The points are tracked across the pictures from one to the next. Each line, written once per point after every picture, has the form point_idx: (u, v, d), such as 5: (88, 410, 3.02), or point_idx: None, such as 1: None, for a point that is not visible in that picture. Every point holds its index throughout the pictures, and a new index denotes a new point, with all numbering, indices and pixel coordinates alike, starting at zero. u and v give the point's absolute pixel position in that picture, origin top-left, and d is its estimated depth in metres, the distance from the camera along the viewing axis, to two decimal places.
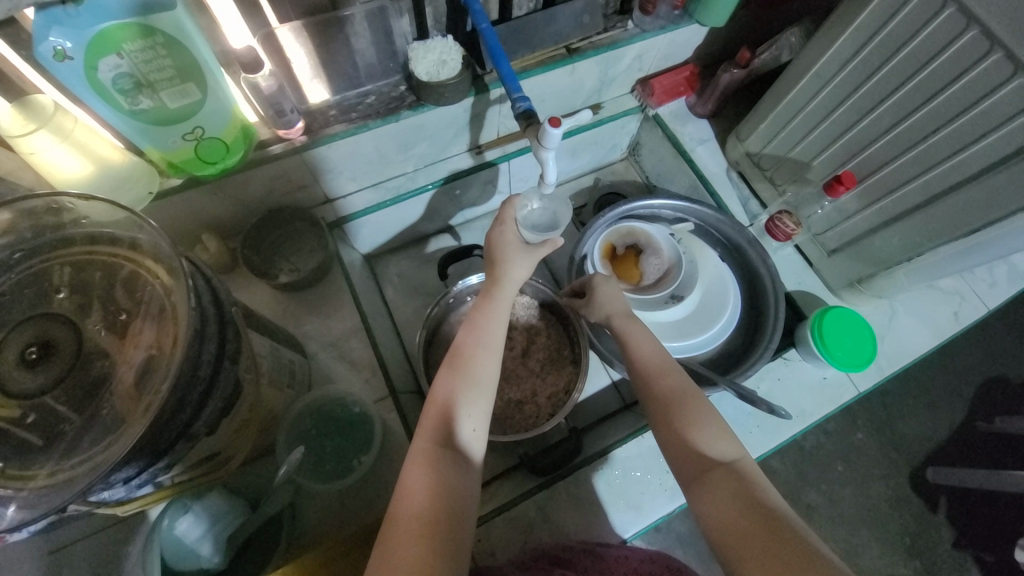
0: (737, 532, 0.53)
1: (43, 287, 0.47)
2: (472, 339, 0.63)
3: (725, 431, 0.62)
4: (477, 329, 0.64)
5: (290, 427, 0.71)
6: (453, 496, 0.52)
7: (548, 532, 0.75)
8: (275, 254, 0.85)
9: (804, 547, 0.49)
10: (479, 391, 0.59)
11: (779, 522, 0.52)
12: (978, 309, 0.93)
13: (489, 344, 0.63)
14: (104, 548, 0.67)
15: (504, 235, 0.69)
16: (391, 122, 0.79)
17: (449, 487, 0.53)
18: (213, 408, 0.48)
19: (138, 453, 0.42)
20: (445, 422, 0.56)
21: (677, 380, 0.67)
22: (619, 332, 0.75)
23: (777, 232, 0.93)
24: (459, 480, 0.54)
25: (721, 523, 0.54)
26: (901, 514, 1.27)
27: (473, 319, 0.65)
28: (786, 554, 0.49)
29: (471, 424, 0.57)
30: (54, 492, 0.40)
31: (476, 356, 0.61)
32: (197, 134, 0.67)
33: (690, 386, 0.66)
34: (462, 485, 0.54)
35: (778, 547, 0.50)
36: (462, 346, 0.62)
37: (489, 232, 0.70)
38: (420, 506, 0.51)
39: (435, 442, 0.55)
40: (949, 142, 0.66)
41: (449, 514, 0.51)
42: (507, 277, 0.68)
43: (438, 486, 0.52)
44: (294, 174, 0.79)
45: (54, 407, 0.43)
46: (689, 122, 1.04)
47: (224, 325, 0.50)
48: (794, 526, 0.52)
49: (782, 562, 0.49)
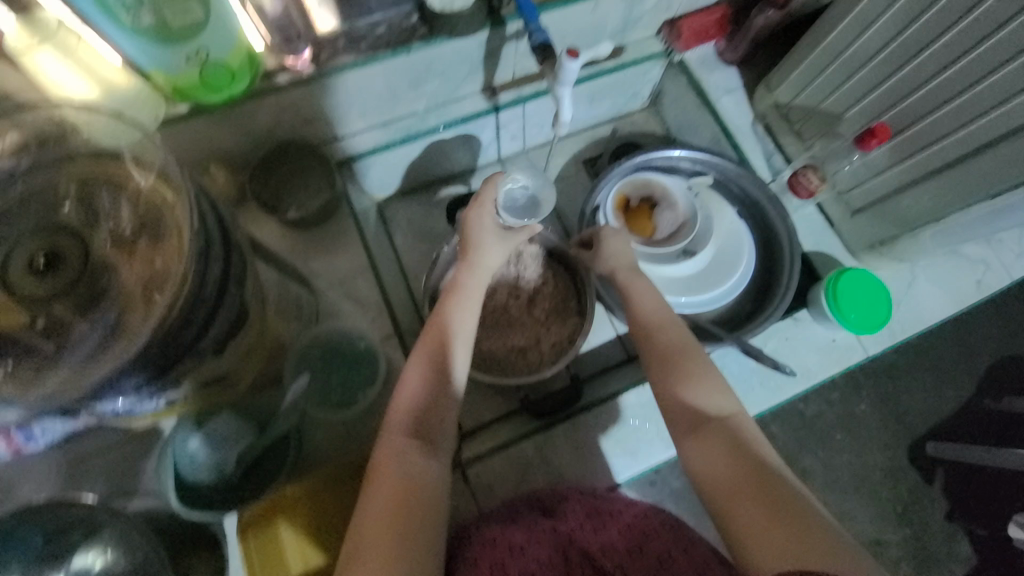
0: (727, 482, 0.56)
1: (49, 199, 0.47)
2: (444, 330, 0.68)
3: (721, 386, 0.63)
4: (447, 321, 0.69)
5: (297, 358, 0.73)
6: (421, 472, 0.59)
7: (545, 471, 0.77)
8: (284, 191, 0.83)
9: (791, 498, 0.53)
10: (449, 383, 0.65)
11: (769, 475, 0.55)
12: (1003, 279, 0.89)
13: (461, 332, 0.68)
14: (123, 462, 0.71)
15: (482, 219, 0.74)
16: (401, 55, 0.76)
17: (420, 472, 0.59)
18: (220, 327, 0.49)
19: (147, 359, 0.44)
20: (416, 409, 0.63)
21: (678, 337, 0.68)
22: (624, 285, 0.77)
23: (800, 189, 0.87)
24: (428, 465, 0.60)
25: (712, 472, 0.57)
26: (896, 484, 1.29)
27: (443, 309, 0.70)
28: (774, 505, 0.52)
29: (440, 417, 0.64)
30: (68, 387, 0.43)
31: (447, 350, 0.66)
32: (201, 57, 0.65)
33: (689, 343, 0.67)
34: (433, 468, 0.61)
35: (763, 496, 0.53)
36: (436, 334, 0.67)
37: (467, 213, 0.76)
38: (395, 490, 0.57)
39: (407, 426, 0.62)
40: (994, 92, 0.61)
41: (426, 495, 0.58)
42: (481, 264, 0.74)
43: (407, 464, 0.59)
44: (302, 107, 0.77)
45: (62, 315, 0.44)
46: (716, 71, 0.98)
47: (229, 247, 0.50)
48: (784, 479, 0.55)
49: (771, 511, 0.52)
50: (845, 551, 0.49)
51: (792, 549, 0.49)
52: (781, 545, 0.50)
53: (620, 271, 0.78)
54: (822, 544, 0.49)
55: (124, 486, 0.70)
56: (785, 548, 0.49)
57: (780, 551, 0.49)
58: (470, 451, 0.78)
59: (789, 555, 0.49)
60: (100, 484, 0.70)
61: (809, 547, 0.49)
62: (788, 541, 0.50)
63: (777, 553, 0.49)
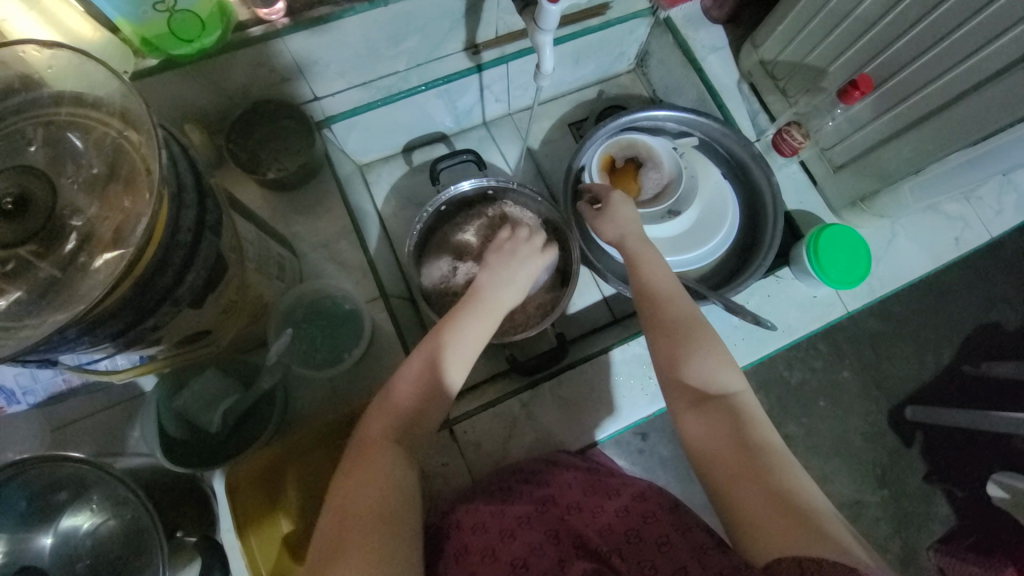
0: (725, 457, 0.57)
1: (16, 141, 0.46)
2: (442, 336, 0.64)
3: (724, 362, 0.64)
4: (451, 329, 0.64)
5: (280, 319, 0.73)
6: (400, 492, 0.54)
7: (531, 427, 0.78)
8: (263, 150, 0.82)
9: (788, 479, 0.54)
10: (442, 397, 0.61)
11: (765, 453, 0.56)
12: (981, 236, 0.91)
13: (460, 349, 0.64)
14: (106, 426, 0.70)
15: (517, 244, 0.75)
16: (379, 6, 0.73)
17: (397, 482, 0.54)
18: (196, 275, 0.49)
19: (122, 304, 0.44)
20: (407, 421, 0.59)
21: (686, 308, 0.68)
22: (634, 254, 0.73)
23: (784, 147, 0.88)
24: (406, 476, 0.56)
25: (710, 448, 0.58)
26: (876, 446, 1.32)
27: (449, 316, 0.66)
28: (768, 485, 0.53)
29: (424, 425, 0.60)
30: (38, 331, 0.41)
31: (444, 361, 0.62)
32: (168, 5, 0.63)
33: (696, 316, 0.67)
34: (410, 483, 0.56)
35: (760, 472, 0.54)
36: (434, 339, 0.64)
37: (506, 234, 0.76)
38: (369, 499, 0.52)
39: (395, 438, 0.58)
40: (973, 37, 0.61)
41: (397, 505, 0.53)
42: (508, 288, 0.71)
43: (388, 482, 0.54)
44: (277, 62, 0.75)
45: (33, 260, 0.43)
46: (703, 28, 0.97)
47: (203, 195, 0.49)
48: (780, 458, 0.56)
49: (768, 491, 0.53)
50: (840, 535, 0.50)
51: (786, 529, 0.50)
52: (777, 525, 0.50)
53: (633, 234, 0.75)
54: (817, 528, 0.50)
55: (108, 448, 0.70)
56: (782, 526, 0.50)
57: (777, 529, 0.50)
58: (458, 410, 0.79)
59: (784, 533, 0.50)
60: (85, 446, 0.70)
61: (800, 531, 0.49)
62: (786, 523, 0.50)
63: (775, 533, 0.50)
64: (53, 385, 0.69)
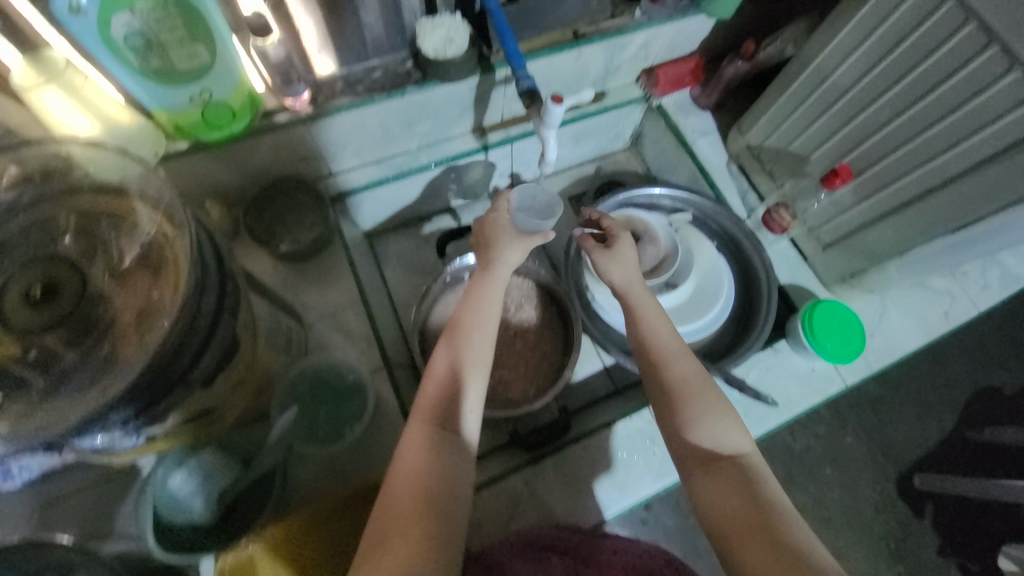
0: (737, 526, 0.56)
1: (48, 231, 0.48)
2: (455, 374, 0.63)
3: (731, 421, 0.64)
4: (454, 363, 0.64)
5: (285, 390, 0.72)
6: (443, 477, 0.58)
7: (534, 506, 0.76)
8: (277, 224, 0.84)
9: (798, 539, 0.53)
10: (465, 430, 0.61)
11: (778, 520, 0.55)
12: (969, 309, 0.94)
13: (484, 326, 0.66)
14: (98, 501, 0.69)
15: (498, 222, 0.72)
16: (396, 97, 0.80)
17: (439, 473, 0.58)
18: (211, 358, 0.50)
19: (134, 395, 0.44)
20: (444, 402, 0.62)
21: (692, 366, 0.68)
22: (635, 307, 0.73)
23: (773, 225, 0.94)
24: (451, 459, 0.59)
25: (723, 515, 0.57)
26: (886, 518, 1.29)
27: (447, 347, 0.65)
28: (783, 555, 0.52)
29: (462, 406, 0.62)
30: (62, 418, 0.43)
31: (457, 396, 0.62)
32: (204, 98, 0.68)
33: (703, 374, 0.67)
34: (456, 469, 0.59)
35: (771, 537, 0.54)
36: (448, 375, 0.63)
37: (483, 217, 0.74)
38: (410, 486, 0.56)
39: (434, 423, 0.60)
40: (944, 136, 0.67)
41: (439, 495, 0.57)
42: (503, 260, 0.71)
43: (429, 469, 0.57)
44: (299, 144, 0.80)
45: (55, 347, 0.45)
46: (693, 114, 1.05)
47: (225, 278, 0.51)
48: (795, 526, 0.55)
49: (783, 562, 0.52)
50: None
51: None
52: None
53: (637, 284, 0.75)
54: None
55: (96, 528, 0.67)
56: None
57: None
58: None
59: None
60: (72, 527, 0.67)
61: None
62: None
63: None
64: (47, 462, 0.68)
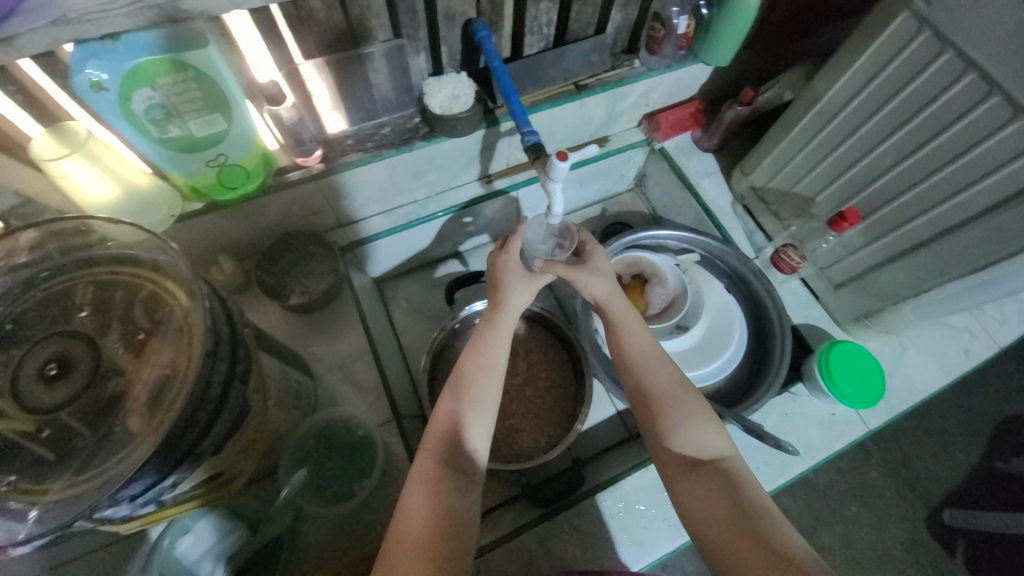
0: (721, 527, 0.55)
1: (65, 305, 0.49)
2: (451, 439, 0.60)
3: (714, 426, 0.64)
4: (456, 421, 0.61)
5: (294, 448, 0.72)
6: (451, 513, 0.56)
7: (550, 565, 0.73)
8: (288, 274, 0.86)
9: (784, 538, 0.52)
10: (471, 487, 0.58)
11: (760, 519, 0.54)
12: (990, 346, 0.92)
13: (492, 364, 0.66)
14: (103, 567, 0.68)
15: (508, 262, 0.76)
16: (405, 152, 0.82)
17: (447, 508, 0.56)
18: (221, 428, 0.50)
19: (145, 473, 0.44)
20: (450, 438, 0.61)
21: (667, 372, 0.68)
22: (613, 318, 0.74)
23: (783, 265, 0.94)
24: (458, 496, 0.57)
25: (708, 519, 0.56)
26: (920, 562, 1.22)
27: (450, 406, 0.63)
28: (768, 554, 0.51)
29: (472, 440, 0.61)
30: (82, 498, 0.43)
31: (461, 453, 0.60)
32: (220, 161, 0.70)
33: (677, 377, 0.67)
34: (466, 506, 0.57)
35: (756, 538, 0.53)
36: (445, 439, 0.60)
37: (494, 258, 0.78)
38: (417, 522, 0.54)
39: (440, 460, 0.59)
40: (951, 180, 0.67)
41: (445, 533, 0.54)
42: (511, 303, 0.73)
43: (436, 505, 0.56)
44: (310, 199, 0.82)
45: (69, 423, 0.45)
46: (695, 156, 1.06)
47: (236, 345, 0.51)
48: (777, 523, 0.54)
49: (765, 561, 0.51)
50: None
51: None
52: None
53: (619, 296, 0.74)
54: None
55: None
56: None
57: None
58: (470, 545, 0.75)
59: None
60: None
61: None
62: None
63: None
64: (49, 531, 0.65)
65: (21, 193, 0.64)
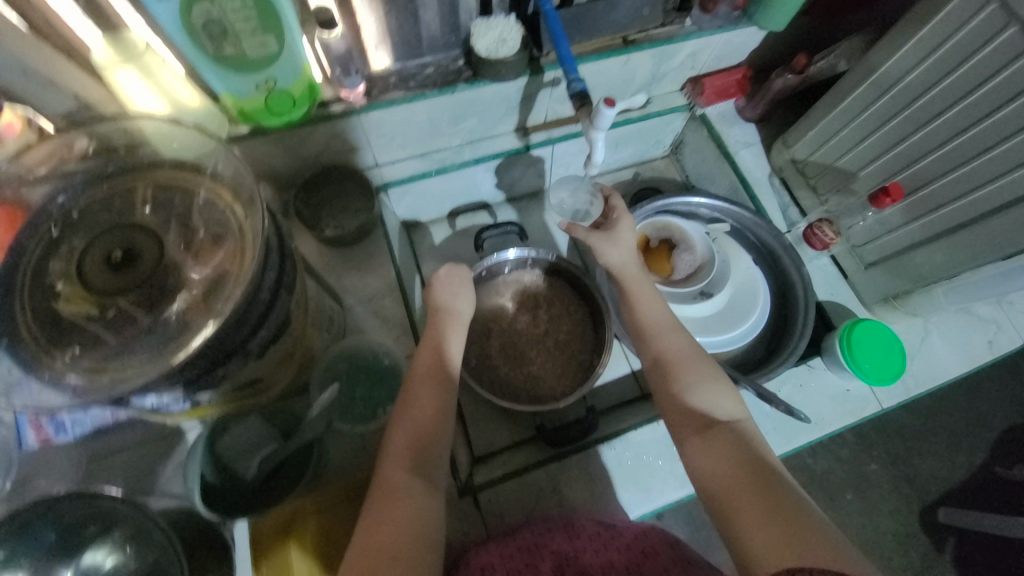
0: (729, 484, 0.55)
1: (130, 200, 0.54)
2: (417, 456, 0.60)
3: (724, 390, 0.64)
4: (440, 354, 0.69)
5: (325, 367, 0.78)
6: (425, 520, 0.55)
7: (556, 501, 0.77)
8: (323, 210, 0.87)
9: (793, 496, 0.52)
10: (449, 407, 0.65)
11: (771, 477, 0.54)
12: (1014, 341, 0.91)
13: (449, 381, 0.67)
14: (138, 462, 0.73)
15: (456, 269, 0.78)
16: (447, 93, 0.81)
17: (423, 510, 0.56)
18: (267, 331, 0.53)
19: (199, 360, 0.48)
20: (416, 454, 0.60)
21: (680, 339, 0.69)
22: (626, 284, 0.77)
23: (816, 240, 0.93)
24: (431, 499, 0.57)
25: (715, 476, 0.56)
26: (908, 551, 1.25)
27: (430, 343, 0.70)
28: (775, 505, 0.51)
29: (437, 447, 0.62)
30: (130, 379, 0.47)
31: (446, 383, 0.66)
32: (268, 86, 0.71)
33: (692, 344, 0.69)
34: (437, 508, 0.57)
35: (765, 492, 0.53)
36: (411, 457, 0.60)
37: (439, 270, 0.78)
38: (398, 519, 0.54)
39: (411, 470, 0.59)
40: (1001, 160, 0.65)
41: (423, 530, 0.54)
42: (461, 309, 0.75)
43: (413, 508, 0.55)
44: (350, 134, 0.82)
45: (128, 307, 0.49)
46: (736, 125, 1.03)
47: (284, 257, 0.55)
48: (785, 481, 0.54)
49: (771, 511, 0.51)
50: (842, 546, 0.48)
51: (785, 550, 0.48)
52: (780, 550, 0.48)
53: (634, 264, 0.78)
54: (820, 543, 0.48)
55: (140, 486, 0.72)
56: (782, 547, 0.48)
57: (778, 549, 0.48)
58: (482, 477, 0.79)
59: (784, 555, 0.48)
60: (117, 481, 0.72)
61: (807, 545, 0.48)
62: (785, 546, 0.48)
63: (777, 557, 0.48)
64: (98, 418, 0.72)
65: (79, 98, 0.66)
